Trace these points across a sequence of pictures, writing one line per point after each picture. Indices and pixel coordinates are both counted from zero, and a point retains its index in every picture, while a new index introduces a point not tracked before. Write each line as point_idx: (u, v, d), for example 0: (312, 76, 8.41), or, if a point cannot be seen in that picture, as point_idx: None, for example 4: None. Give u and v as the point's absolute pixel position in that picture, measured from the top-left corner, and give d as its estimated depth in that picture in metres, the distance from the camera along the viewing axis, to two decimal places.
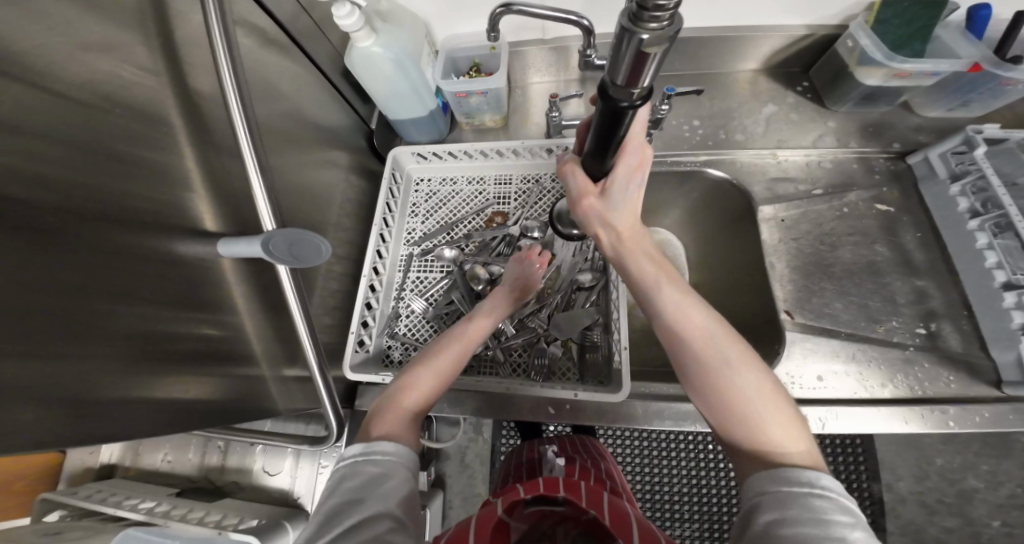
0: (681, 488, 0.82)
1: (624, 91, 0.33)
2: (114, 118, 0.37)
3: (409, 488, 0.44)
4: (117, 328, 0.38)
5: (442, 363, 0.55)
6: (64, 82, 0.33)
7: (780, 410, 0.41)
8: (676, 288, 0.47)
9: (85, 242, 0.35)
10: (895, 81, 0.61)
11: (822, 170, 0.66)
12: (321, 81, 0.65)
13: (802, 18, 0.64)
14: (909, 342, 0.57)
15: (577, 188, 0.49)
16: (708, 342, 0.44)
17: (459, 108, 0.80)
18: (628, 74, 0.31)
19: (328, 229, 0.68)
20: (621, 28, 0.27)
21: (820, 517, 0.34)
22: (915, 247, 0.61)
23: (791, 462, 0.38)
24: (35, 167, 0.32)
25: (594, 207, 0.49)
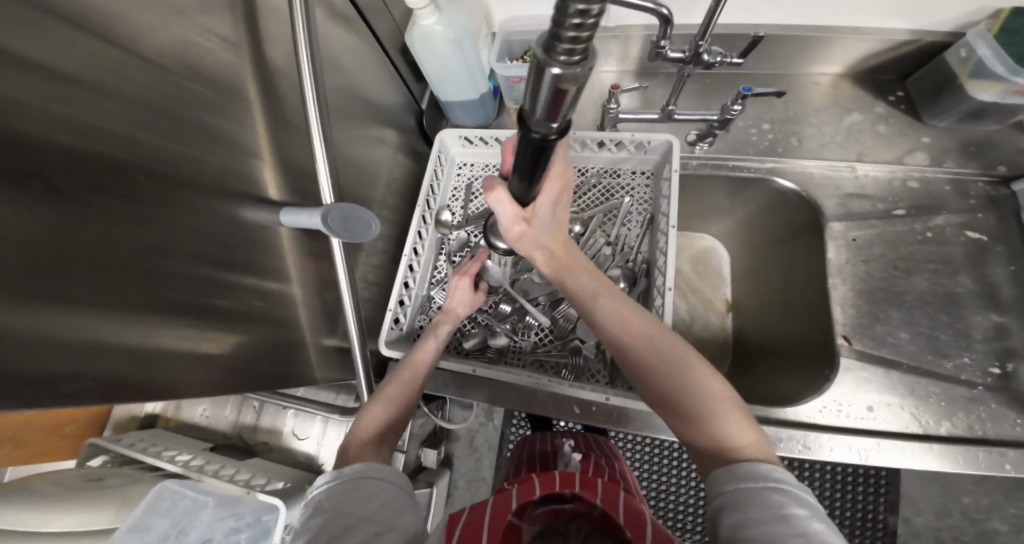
0: (686, 497, 0.77)
1: (543, 123, 0.24)
2: (203, 89, 0.37)
3: (392, 498, 0.44)
4: (181, 289, 0.39)
5: (394, 389, 0.57)
6: (161, 49, 0.32)
7: (727, 403, 0.41)
8: (612, 299, 0.48)
9: (164, 204, 0.35)
10: (1015, 98, 0.56)
11: (904, 188, 0.61)
12: (381, 57, 0.64)
13: (905, 23, 0.60)
14: (978, 380, 0.54)
15: (510, 215, 0.42)
16: (651, 343, 0.45)
17: (509, 93, 0.78)
18: (545, 110, 0.22)
19: (375, 206, 0.68)
20: (534, 56, 0.18)
21: (780, 514, 0.32)
22: (1003, 281, 0.57)
23: (747, 460, 0.37)
24: (131, 132, 0.32)
25: (527, 233, 0.47)
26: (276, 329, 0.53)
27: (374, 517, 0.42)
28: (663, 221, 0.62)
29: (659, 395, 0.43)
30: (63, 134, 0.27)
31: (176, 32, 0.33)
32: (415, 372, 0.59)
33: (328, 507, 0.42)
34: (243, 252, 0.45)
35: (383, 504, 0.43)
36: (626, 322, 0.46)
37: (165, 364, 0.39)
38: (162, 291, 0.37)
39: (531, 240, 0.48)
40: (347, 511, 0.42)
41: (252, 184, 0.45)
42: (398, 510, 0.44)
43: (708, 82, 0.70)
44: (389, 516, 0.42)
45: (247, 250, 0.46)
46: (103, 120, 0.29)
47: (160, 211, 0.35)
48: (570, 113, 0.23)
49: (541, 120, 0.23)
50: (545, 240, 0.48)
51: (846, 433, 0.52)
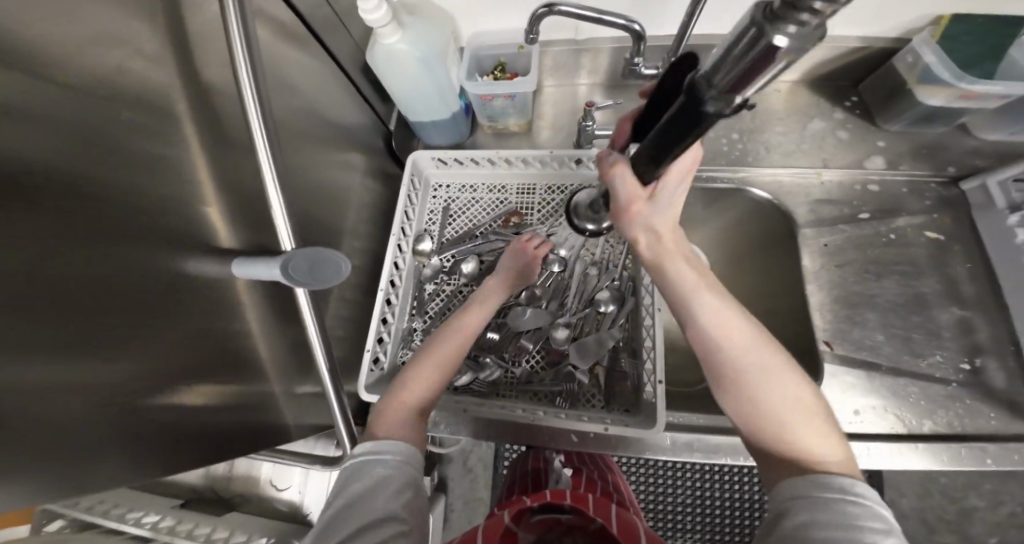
0: (686, 498, 0.76)
1: (716, 104, 0.28)
2: (132, 118, 0.33)
3: (416, 496, 0.43)
4: (112, 353, 0.35)
5: (442, 355, 0.54)
6: (77, 77, 0.29)
7: (815, 414, 0.38)
8: (717, 296, 0.42)
9: (86, 261, 0.31)
10: (960, 102, 0.57)
11: (867, 192, 0.63)
12: (340, 79, 0.61)
13: (858, 30, 0.61)
14: (951, 378, 0.55)
15: (628, 192, 0.41)
16: (747, 350, 0.40)
17: (482, 110, 0.77)
18: (737, 81, 0.25)
19: (345, 237, 0.65)
20: (747, 27, 0.22)
21: (852, 524, 0.32)
22: (964, 278, 0.58)
23: (828, 470, 0.36)
24: (37, 172, 0.27)
25: (641, 213, 0.42)
26: (239, 379, 0.49)
27: (389, 514, 0.40)
28: None
29: (746, 402, 0.39)
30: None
31: (95, 62, 0.30)
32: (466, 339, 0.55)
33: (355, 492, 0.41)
34: (193, 305, 0.41)
35: (399, 496, 0.41)
36: (724, 320, 0.40)
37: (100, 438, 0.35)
38: (91, 358, 0.33)
39: (643, 222, 0.42)
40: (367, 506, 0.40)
41: (199, 229, 0.41)
42: (416, 508, 0.42)
43: None
44: (406, 514, 0.41)
45: (200, 301, 0.42)
46: (15, 164, 0.26)
47: (86, 271, 0.32)
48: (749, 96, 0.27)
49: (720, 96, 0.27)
50: (658, 225, 0.42)
51: (836, 440, 0.52)
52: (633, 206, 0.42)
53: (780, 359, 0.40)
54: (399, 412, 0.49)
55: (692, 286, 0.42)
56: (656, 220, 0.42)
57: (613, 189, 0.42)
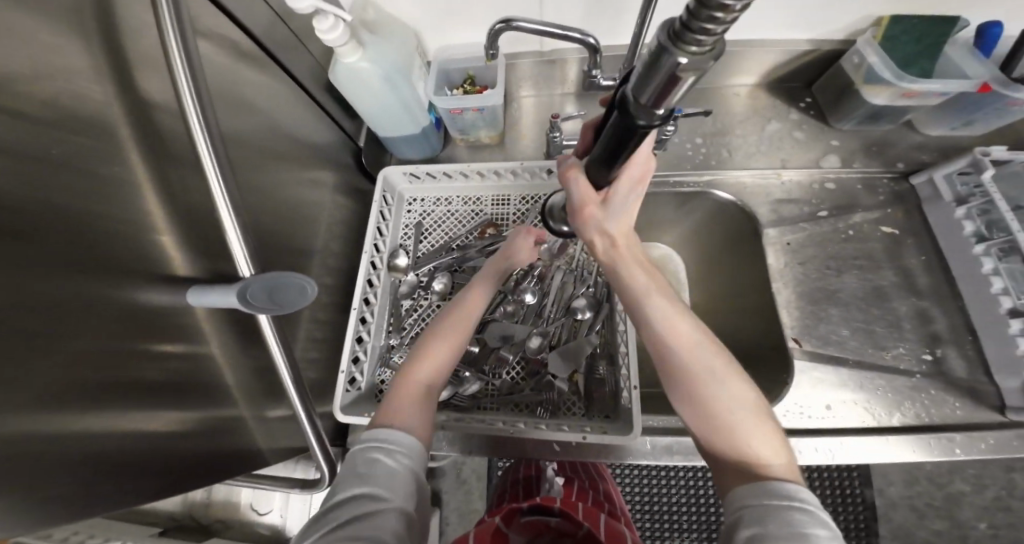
0: (679, 497, 0.76)
1: (646, 113, 0.28)
2: (73, 150, 0.33)
3: (412, 481, 0.43)
4: (71, 391, 0.34)
5: (446, 341, 0.55)
6: (11, 111, 0.29)
7: (762, 418, 0.40)
8: (668, 302, 0.44)
9: (32, 298, 0.31)
10: (903, 101, 0.59)
11: (825, 190, 0.65)
12: (302, 99, 0.62)
13: (805, 34, 0.63)
14: (915, 369, 0.56)
15: (582, 196, 0.42)
16: (699, 352, 0.42)
17: (453, 123, 0.78)
18: (656, 95, 0.25)
19: (315, 257, 0.65)
20: (654, 56, 0.23)
21: (798, 532, 0.33)
22: (918, 270, 0.60)
23: (774, 475, 0.37)
24: None
25: (594, 216, 0.42)
26: (209, 407, 0.49)
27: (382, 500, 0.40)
28: None
29: (698, 404, 0.42)
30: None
31: (29, 95, 0.30)
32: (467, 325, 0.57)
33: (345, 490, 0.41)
34: (153, 336, 0.41)
35: (399, 482, 0.42)
36: (675, 324, 0.43)
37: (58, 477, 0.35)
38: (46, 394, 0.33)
39: (597, 224, 0.43)
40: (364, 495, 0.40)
41: (156, 260, 0.41)
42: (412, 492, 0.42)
43: None
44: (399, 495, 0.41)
45: (162, 332, 0.42)
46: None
47: (33, 307, 0.31)
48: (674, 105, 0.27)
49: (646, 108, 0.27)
50: (611, 228, 0.43)
51: (806, 436, 0.53)
52: (586, 209, 0.42)
53: (728, 365, 0.42)
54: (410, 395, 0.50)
55: (643, 289, 0.44)
56: (609, 223, 0.43)
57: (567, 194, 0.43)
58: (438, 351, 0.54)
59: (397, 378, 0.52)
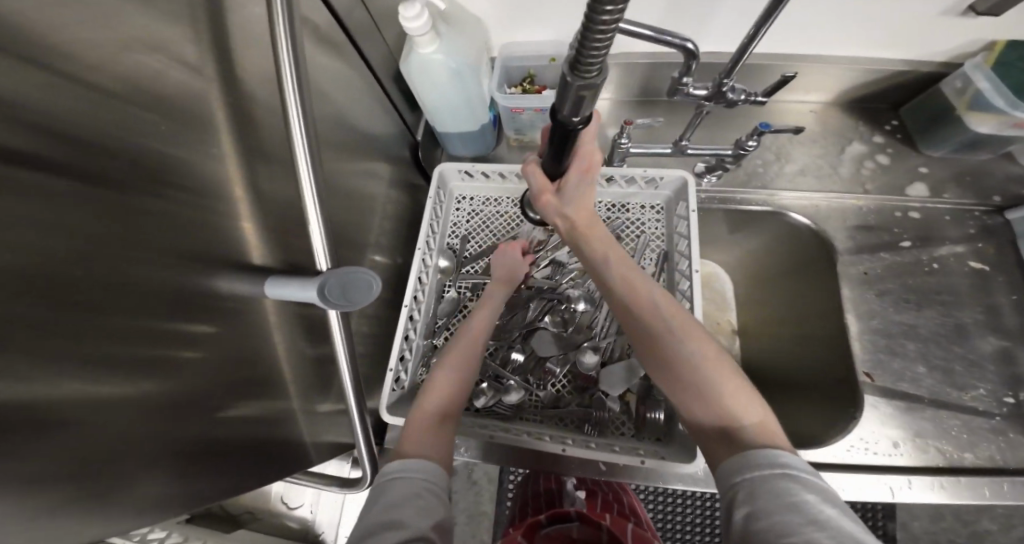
0: (695, 517, 0.70)
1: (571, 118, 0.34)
2: (169, 126, 0.31)
3: (441, 514, 0.41)
4: (143, 380, 0.32)
5: (457, 357, 0.56)
6: (115, 78, 0.26)
7: (724, 371, 0.44)
8: (625, 267, 0.52)
9: (120, 285, 0.29)
10: (1013, 129, 0.57)
11: (906, 218, 0.62)
12: (371, 88, 0.60)
13: (904, 54, 0.60)
14: (995, 411, 0.53)
15: (540, 184, 0.51)
16: (654, 310, 0.49)
17: (510, 122, 0.76)
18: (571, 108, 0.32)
19: (368, 249, 0.63)
20: (564, 76, 0.29)
21: (788, 500, 0.34)
22: (1008, 309, 0.57)
23: (744, 428, 0.41)
24: (77, 184, 0.25)
25: (552, 202, 0.52)
26: (265, 399, 0.47)
27: (409, 522, 0.38)
28: (682, 263, 0.60)
29: (664, 366, 0.47)
30: (20, 144, 0.22)
31: (137, 62, 0.27)
32: (477, 337, 0.59)
33: (380, 510, 0.40)
34: (224, 326, 0.39)
35: (422, 509, 0.40)
36: (631, 284, 0.50)
37: (122, 466, 0.33)
38: (119, 386, 0.31)
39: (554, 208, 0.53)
40: (398, 513, 0.39)
41: (236, 248, 0.39)
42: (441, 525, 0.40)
43: (718, 113, 0.69)
44: (420, 519, 0.39)
45: (233, 323, 0.40)
46: (66, 169, 0.24)
47: (124, 294, 0.29)
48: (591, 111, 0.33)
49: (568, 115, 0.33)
50: (568, 210, 0.52)
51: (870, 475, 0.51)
52: (546, 196, 0.52)
53: (683, 321, 0.48)
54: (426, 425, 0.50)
55: (602, 259, 0.52)
56: (565, 206, 0.52)
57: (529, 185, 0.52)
58: (445, 377, 0.55)
59: (411, 412, 0.52)
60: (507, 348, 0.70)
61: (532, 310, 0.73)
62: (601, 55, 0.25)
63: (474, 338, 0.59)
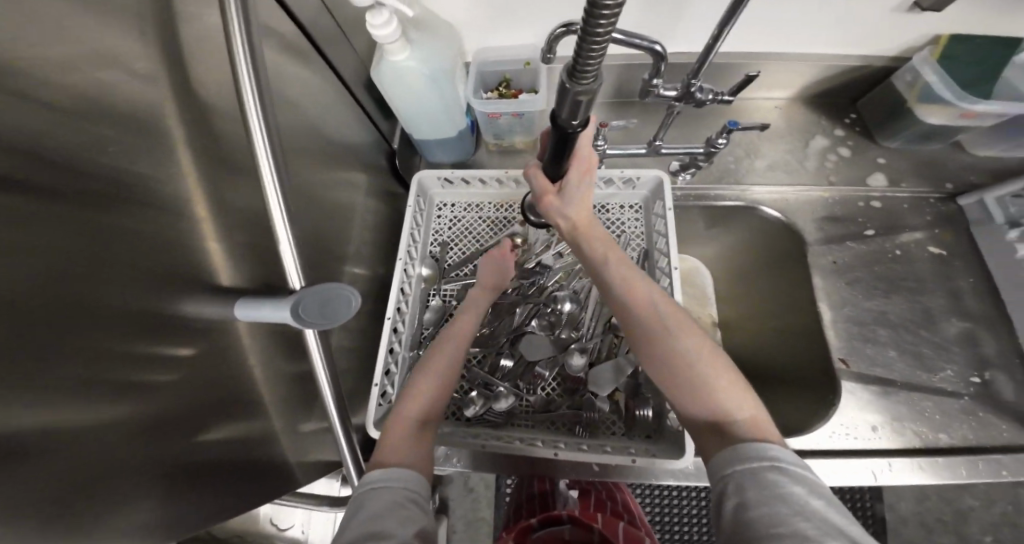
0: (690, 507, 0.71)
1: (569, 122, 0.34)
2: (125, 141, 0.30)
3: (424, 521, 0.41)
4: (113, 411, 0.31)
5: (441, 360, 0.56)
6: (62, 91, 0.25)
7: (722, 369, 0.44)
8: (624, 267, 0.52)
9: (77, 310, 0.28)
10: (963, 121, 0.59)
11: (871, 209, 0.64)
12: (342, 97, 0.60)
13: (859, 50, 0.63)
14: (962, 391, 0.55)
15: (541, 188, 0.51)
16: (652, 309, 0.48)
17: (488, 127, 0.77)
18: (570, 113, 0.32)
19: (346, 262, 0.62)
20: (562, 83, 0.29)
21: (776, 493, 0.35)
22: (969, 292, 0.59)
23: (738, 425, 0.41)
24: (25, 206, 0.24)
25: (552, 204, 0.52)
26: (244, 421, 0.46)
27: (394, 529, 0.38)
28: (662, 260, 0.61)
29: (659, 364, 0.47)
30: None
31: (84, 74, 0.26)
32: (462, 337, 0.59)
33: (364, 519, 0.39)
34: (195, 350, 0.38)
35: (403, 516, 0.40)
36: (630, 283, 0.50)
37: (92, 501, 0.32)
38: (84, 420, 0.29)
39: (554, 211, 0.52)
40: (382, 520, 0.39)
41: (205, 265, 0.38)
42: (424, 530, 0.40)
43: (688, 112, 0.71)
44: (403, 526, 0.39)
45: (205, 346, 0.39)
46: (21, 190, 0.23)
47: (84, 319, 0.28)
48: (589, 115, 0.33)
49: (567, 119, 0.33)
50: (569, 213, 0.52)
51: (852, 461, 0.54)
52: (547, 199, 0.51)
53: (682, 320, 0.48)
54: (407, 435, 0.49)
55: (601, 259, 0.52)
56: (566, 209, 0.52)
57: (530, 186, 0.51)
58: (427, 377, 0.54)
59: (389, 421, 0.51)
60: (495, 354, 0.71)
61: (520, 314, 0.74)
62: (599, 60, 0.25)
63: (457, 339, 0.59)
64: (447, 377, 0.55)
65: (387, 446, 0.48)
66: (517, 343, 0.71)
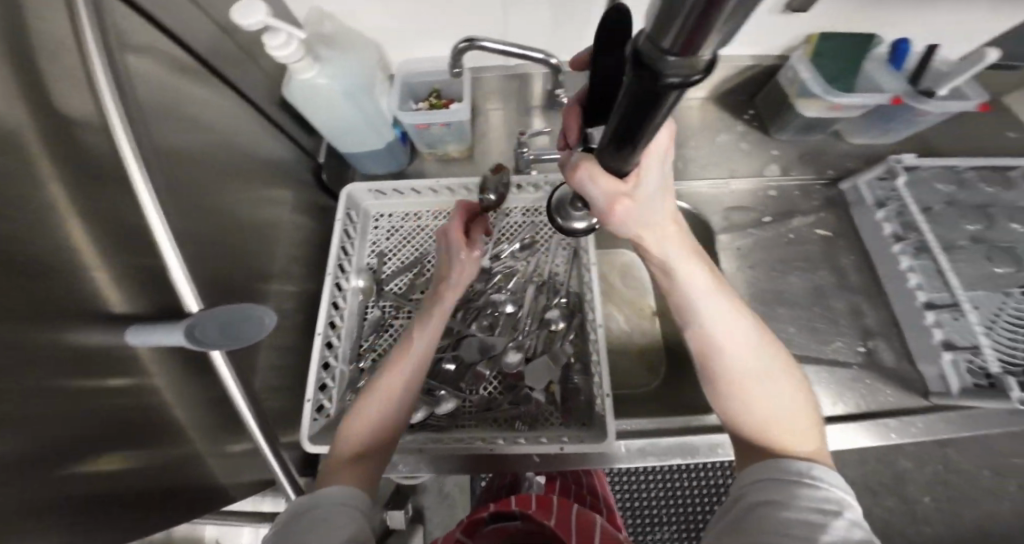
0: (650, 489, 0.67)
1: (668, 63, 0.17)
2: None
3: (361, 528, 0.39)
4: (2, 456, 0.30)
5: (389, 386, 0.52)
6: None
7: (800, 404, 0.42)
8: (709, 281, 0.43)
9: None
10: (831, 113, 0.66)
11: (768, 198, 0.71)
12: (255, 115, 0.61)
13: (746, 51, 0.68)
14: (851, 360, 0.61)
15: (605, 190, 0.34)
16: (714, 333, 0.44)
17: (420, 138, 0.79)
18: (685, 27, 0.14)
19: (272, 278, 0.63)
20: None
21: (804, 505, 0.35)
22: (851, 269, 0.66)
23: (796, 456, 0.39)
24: None
25: (628, 209, 0.36)
26: (165, 448, 0.46)
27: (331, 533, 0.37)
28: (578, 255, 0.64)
29: (726, 392, 0.44)
30: None
31: None
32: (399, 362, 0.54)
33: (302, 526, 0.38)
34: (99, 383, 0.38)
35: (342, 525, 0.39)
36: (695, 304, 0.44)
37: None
38: None
39: (631, 218, 0.37)
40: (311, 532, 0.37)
41: (97, 294, 0.37)
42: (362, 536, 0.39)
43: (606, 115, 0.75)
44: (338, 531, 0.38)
45: (110, 377, 0.39)
46: None
47: None
48: (722, 43, 0.16)
49: (668, 58, 0.17)
50: (635, 222, 0.38)
51: None
52: (620, 205, 0.35)
53: (766, 339, 0.44)
54: (359, 456, 0.48)
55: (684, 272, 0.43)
56: (644, 213, 0.37)
57: (588, 197, 0.36)
58: (370, 404, 0.51)
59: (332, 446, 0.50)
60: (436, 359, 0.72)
61: (460, 317, 0.75)
62: None
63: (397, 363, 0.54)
64: (404, 397, 0.51)
65: (335, 468, 0.46)
66: (457, 347, 0.73)
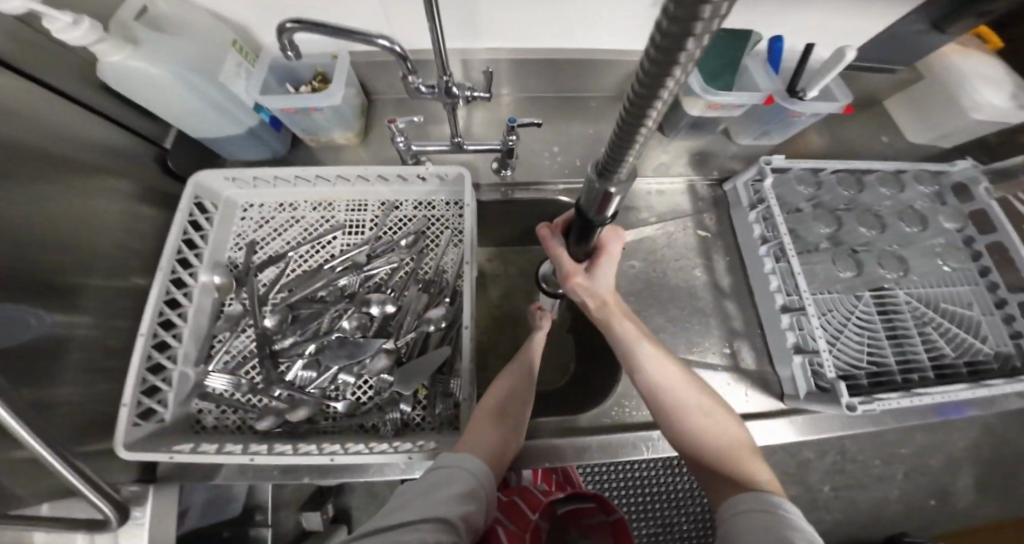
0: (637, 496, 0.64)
1: (597, 216, 0.38)
2: None
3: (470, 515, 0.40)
4: None
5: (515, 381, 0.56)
6: None
7: (742, 448, 0.49)
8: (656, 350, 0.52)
9: None
10: (711, 112, 0.65)
11: (653, 198, 0.72)
12: (57, 103, 0.53)
13: None
14: (717, 361, 0.63)
15: (569, 265, 0.51)
16: (683, 393, 0.51)
17: (295, 124, 0.70)
18: (595, 208, 0.36)
19: (93, 269, 0.56)
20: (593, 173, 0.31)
21: (782, 530, 0.38)
22: (723, 271, 0.68)
23: (763, 485, 0.44)
24: None
25: (581, 284, 0.51)
26: None
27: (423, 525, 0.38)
28: None
29: (687, 439, 0.49)
30: None
31: None
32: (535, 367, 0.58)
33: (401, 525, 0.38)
34: None
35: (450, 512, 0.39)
36: (663, 372, 0.51)
37: None
38: None
39: (587, 291, 0.52)
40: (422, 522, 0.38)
41: None
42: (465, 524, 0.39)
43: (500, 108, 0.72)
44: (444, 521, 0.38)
45: None
46: None
47: None
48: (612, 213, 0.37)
49: (594, 214, 0.37)
50: (598, 291, 0.51)
51: (631, 431, 0.63)
52: (575, 280, 0.52)
53: (716, 404, 0.52)
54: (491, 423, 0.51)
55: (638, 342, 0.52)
56: (597, 289, 0.51)
57: (557, 265, 0.52)
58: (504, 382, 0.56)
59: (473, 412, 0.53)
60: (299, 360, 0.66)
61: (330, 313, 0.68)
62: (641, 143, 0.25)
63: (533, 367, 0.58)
64: (521, 398, 0.54)
65: (474, 435, 0.49)
66: (324, 347, 0.66)
